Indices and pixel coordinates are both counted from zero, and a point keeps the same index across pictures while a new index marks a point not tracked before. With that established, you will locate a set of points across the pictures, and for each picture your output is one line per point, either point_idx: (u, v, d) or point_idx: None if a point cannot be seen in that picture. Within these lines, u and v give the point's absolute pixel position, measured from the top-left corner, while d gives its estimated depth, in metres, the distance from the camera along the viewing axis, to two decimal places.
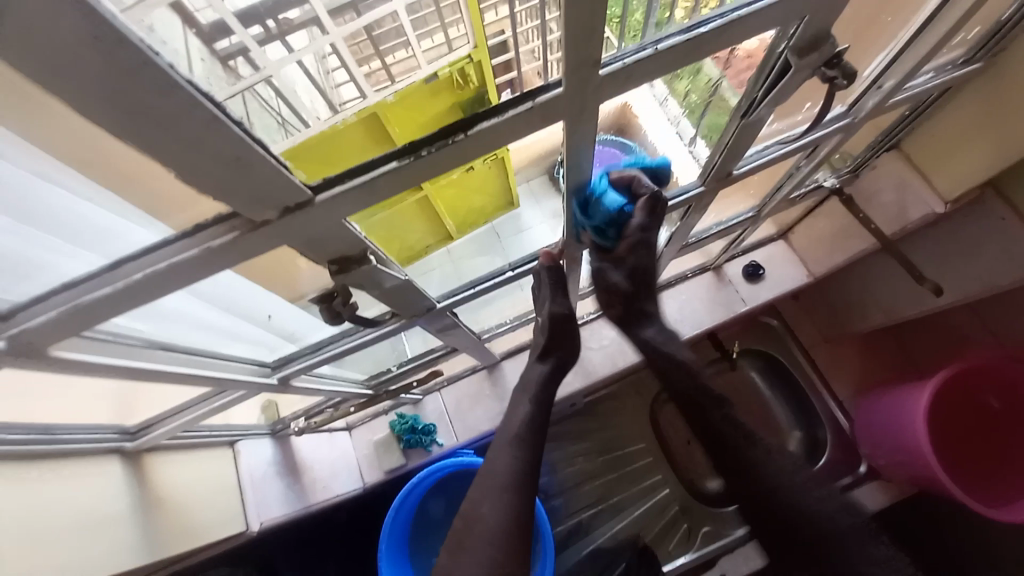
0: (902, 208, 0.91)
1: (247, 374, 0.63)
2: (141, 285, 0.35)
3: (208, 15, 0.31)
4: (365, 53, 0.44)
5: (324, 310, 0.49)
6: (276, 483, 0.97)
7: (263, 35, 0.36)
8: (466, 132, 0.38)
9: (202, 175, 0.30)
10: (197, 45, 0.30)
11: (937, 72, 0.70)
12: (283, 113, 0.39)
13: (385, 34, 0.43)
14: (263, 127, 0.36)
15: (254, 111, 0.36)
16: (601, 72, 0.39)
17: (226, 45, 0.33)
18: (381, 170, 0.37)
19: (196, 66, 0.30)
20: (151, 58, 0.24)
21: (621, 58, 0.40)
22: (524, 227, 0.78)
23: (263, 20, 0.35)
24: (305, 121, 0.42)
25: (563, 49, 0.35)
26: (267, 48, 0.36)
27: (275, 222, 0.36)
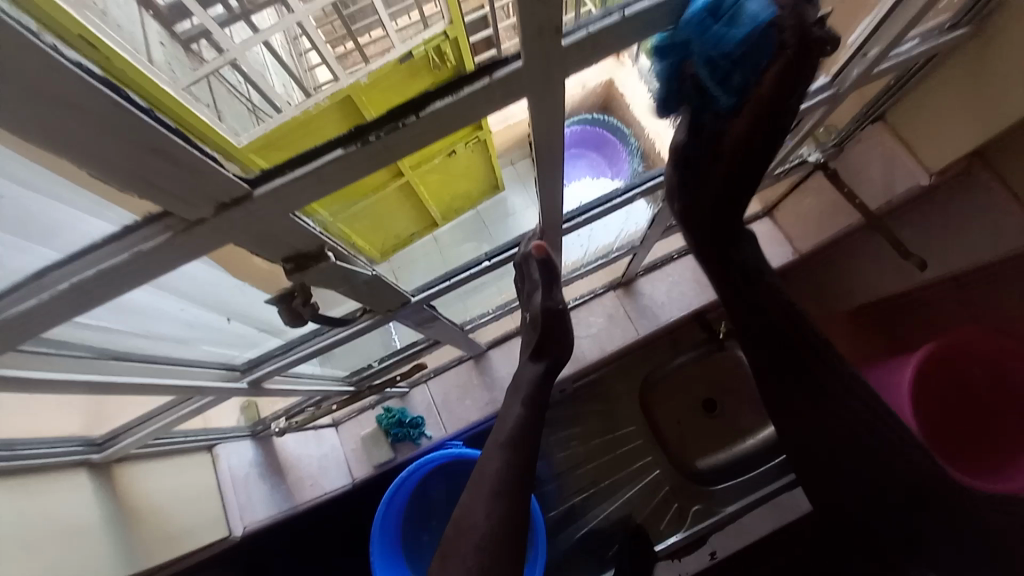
0: (889, 181, 0.89)
1: (214, 379, 0.61)
2: (70, 296, 0.33)
3: None
4: (337, 33, 0.36)
5: (284, 311, 0.46)
6: (260, 484, 0.96)
7: (225, 17, 0.31)
8: (417, 114, 0.36)
9: (116, 169, 0.27)
10: (155, 29, 0.29)
11: (922, 38, 0.69)
12: (253, 100, 0.36)
13: (359, 12, 0.35)
14: (232, 115, 0.35)
15: (220, 97, 0.34)
16: (563, 42, 0.36)
17: (187, 27, 0.31)
18: (326, 157, 0.34)
19: (154, 51, 0.29)
20: (34, 40, 0.20)
21: (584, 26, 0.37)
22: (509, 212, 0.75)
23: (224, 0, 0.30)
24: (277, 107, 0.37)
25: (519, 17, 0.32)
26: (231, 31, 0.32)
27: (212, 220, 0.33)
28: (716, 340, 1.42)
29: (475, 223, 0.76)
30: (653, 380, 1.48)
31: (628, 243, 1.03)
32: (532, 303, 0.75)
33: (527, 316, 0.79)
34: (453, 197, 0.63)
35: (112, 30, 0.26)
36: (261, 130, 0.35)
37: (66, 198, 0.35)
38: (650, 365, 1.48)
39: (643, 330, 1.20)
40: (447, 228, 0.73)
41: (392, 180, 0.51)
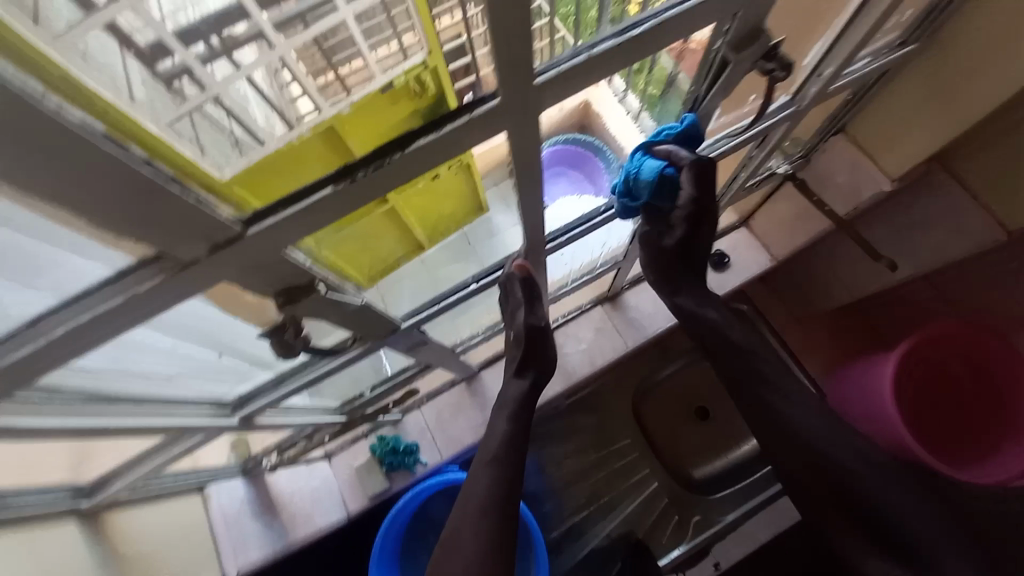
0: (854, 188, 0.93)
1: (205, 417, 0.60)
2: (64, 341, 0.33)
3: (145, 36, 0.26)
4: (318, 64, 0.33)
5: (275, 343, 0.46)
6: (253, 523, 0.95)
7: (206, 52, 0.28)
8: (402, 151, 0.38)
9: (112, 215, 0.29)
10: (135, 70, 0.27)
11: (873, 56, 0.74)
12: (235, 133, 0.33)
13: (339, 44, 0.32)
14: (215, 147, 0.32)
15: (206, 136, 0.31)
16: (538, 80, 0.39)
17: (168, 65, 0.28)
18: (318, 195, 0.36)
19: (136, 92, 0.27)
20: (40, 102, 0.22)
21: (557, 64, 0.40)
22: (495, 232, 0.73)
23: (205, 36, 0.28)
24: (259, 139, 0.34)
25: (492, 57, 0.34)
26: (212, 67, 0.29)
27: (204, 260, 0.34)
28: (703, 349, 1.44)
29: (461, 244, 0.74)
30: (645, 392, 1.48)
31: (611, 259, 1.06)
32: (514, 322, 0.76)
33: (510, 334, 0.80)
34: (439, 219, 0.63)
35: (87, 73, 0.24)
36: (247, 163, 0.33)
37: (65, 243, 0.33)
38: (641, 377, 1.48)
39: (633, 343, 1.22)
40: (435, 250, 0.71)
41: (376, 208, 0.50)
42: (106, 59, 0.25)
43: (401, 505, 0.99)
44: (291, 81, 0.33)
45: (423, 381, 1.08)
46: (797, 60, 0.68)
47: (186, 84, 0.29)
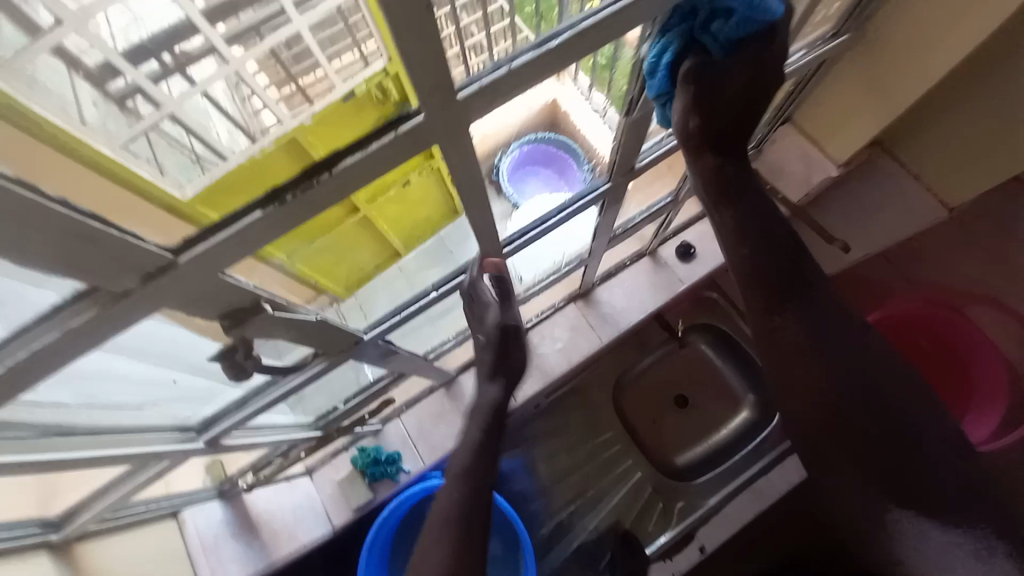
0: (803, 174, 0.97)
1: (168, 443, 0.60)
2: (4, 380, 0.33)
3: (94, 58, 0.28)
4: (280, 76, 0.36)
5: (226, 366, 0.46)
6: (231, 544, 0.92)
7: (158, 71, 0.31)
8: (330, 171, 0.39)
9: (33, 256, 0.28)
10: (86, 90, 0.29)
11: (809, 48, 0.74)
12: (196, 150, 0.36)
13: (300, 54, 0.34)
14: (175, 167, 0.36)
15: (162, 152, 0.35)
16: (460, 96, 0.40)
17: (120, 85, 0.30)
18: (245, 221, 0.36)
19: (85, 113, 0.30)
20: None
21: (477, 79, 0.41)
22: (469, 236, 0.73)
23: (158, 55, 0.30)
24: (223, 156, 0.38)
25: (411, 77, 0.35)
26: (164, 84, 0.32)
27: (138, 290, 0.34)
28: (676, 339, 1.47)
29: (437, 249, 0.75)
30: (624, 386, 1.50)
31: (578, 257, 1.08)
32: (484, 325, 0.77)
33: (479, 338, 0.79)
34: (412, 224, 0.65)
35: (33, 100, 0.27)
36: (208, 181, 0.38)
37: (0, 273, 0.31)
38: (619, 371, 1.51)
39: (606, 338, 1.24)
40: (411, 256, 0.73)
41: (347, 217, 0.54)
42: (55, 84, 0.28)
43: (386, 515, 0.99)
44: (252, 92, 0.35)
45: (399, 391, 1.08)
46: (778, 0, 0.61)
47: (141, 102, 0.32)
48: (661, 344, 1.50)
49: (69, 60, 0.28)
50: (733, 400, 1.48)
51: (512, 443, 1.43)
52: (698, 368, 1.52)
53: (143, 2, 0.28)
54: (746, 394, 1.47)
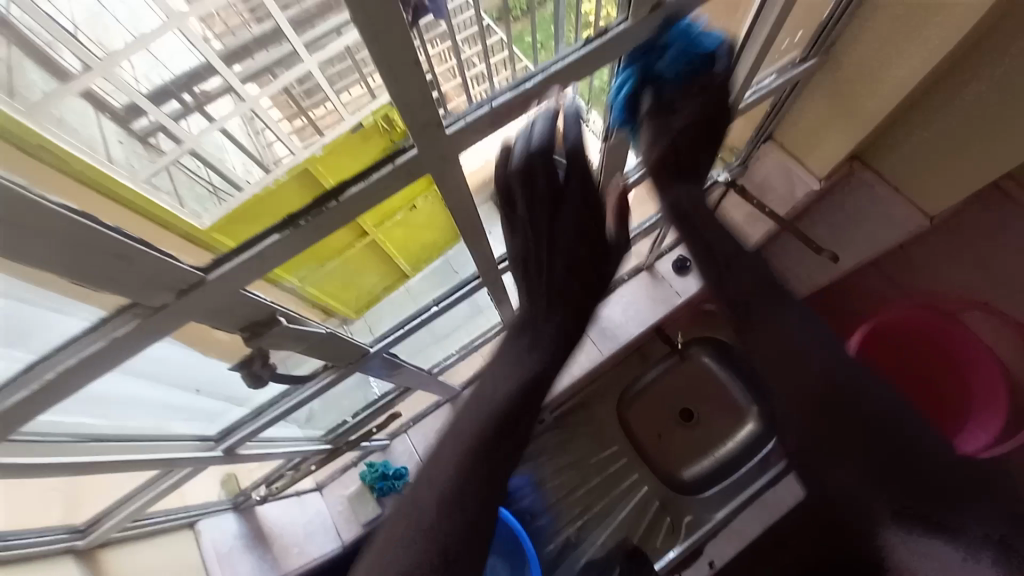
0: (789, 189, 1.01)
1: (190, 450, 0.64)
2: (57, 384, 0.38)
3: (121, 99, 0.36)
4: (290, 111, 0.44)
5: (244, 375, 0.51)
6: (246, 556, 0.93)
7: (179, 110, 0.39)
8: (337, 200, 0.44)
9: (89, 276, 0.33)
10: (111, 127, 0.36)
11: (779, 74, 0.82)
12: (213, 182, 0.44)
13: (304, 92, 0.43)
14: (192, 198, 0.43)
15: (181, 182, 0.42)
16: (448, 131, 0.45)
17: (144, 124, 0.38)
18: (265, 242, 0.41)
19: (114, 149, 0.37)
20: (25, 193, 0.27)
21: (464, 116, 0.47)
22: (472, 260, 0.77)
23: (180, 96, 0.38)
24: (237, 186, 0.45)
25: (404, 119, 0.41)
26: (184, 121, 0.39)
27: (172, 305, 0.38)
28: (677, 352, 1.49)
29: (443, 270, 0.80)
30: (627, 400, 1.52)
31: None
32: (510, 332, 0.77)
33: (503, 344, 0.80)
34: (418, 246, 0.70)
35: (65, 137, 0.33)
36: (223, 211, 0.44)
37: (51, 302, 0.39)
38: (622, 386, 1.52)
39: (607, 352, 1.28)
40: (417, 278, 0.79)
41: (358, 241, 0.60)
42: (89, 125, 0.35)
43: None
44: (262, 126, 0.43)
45: (405, 406, 1.12)
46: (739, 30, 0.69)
47: (163, 138, 0.39)
48: (663, 357, 1.52)
49: (101, 104, 0.35)
50: (737, 413, 1.49)
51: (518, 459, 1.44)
52: (700, 381, 1.53)
53: (168, 53, 0.36)
54: (750, 407, 1.48)
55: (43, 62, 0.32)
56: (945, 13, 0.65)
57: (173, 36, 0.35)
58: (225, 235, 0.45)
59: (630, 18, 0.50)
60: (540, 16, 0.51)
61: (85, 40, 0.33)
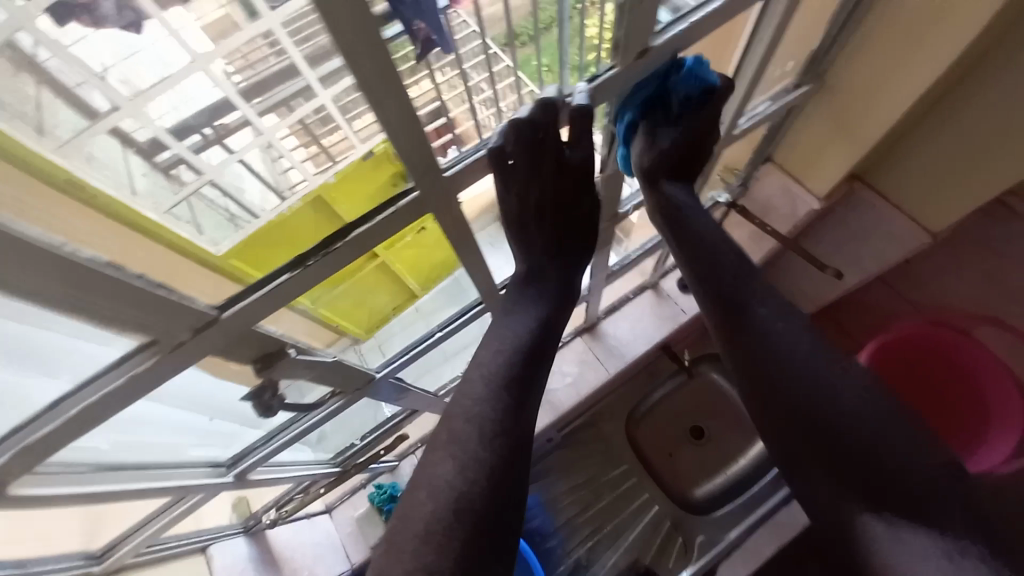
0: (790, 207, 1.02)
1: (204, 477, 0.66)
2: (80, 419, 0.40)
3: (145, 136, 0.36)
4: (304, 139, 0.45)
5: (256, 404, 0.53)
6: None
7: (201, 142, 0.39)
8: (343, 240, 0.46)
9: (113, 320, 0.35)
10: (136, 162, 0.36)
11: (773, 98, 0.85)
12: (230, 210, 0.45)
13: (319, 122, 0.44)
14: (211, 227, 0.44)
15: (200, 211, 0.43)
16: (447, 173, 0.49)
17: (166, 158, 0.38)
18: (276, 283, 0.43)
19: (138, 183, 0.37)
20: (59, 250, 0.29)
21: (461, 159, 0.51)
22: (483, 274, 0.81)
23: (202, 130, 0.38)
24: (252, 213, 0.47)
25: (405, 164, 0.43)
26: (206, 154, 0.39)
27: (189, 342, 0.41)
28: (685, 370, 1.48)
29: (453, 287, 0.82)
30: (635, 419, 1.51)
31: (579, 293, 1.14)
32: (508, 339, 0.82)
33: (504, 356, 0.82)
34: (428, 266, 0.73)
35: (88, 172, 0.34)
36: (242, 236, 0.47)
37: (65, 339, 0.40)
38: (630, 404, 1.52)
39: (613, 370, 1.28)
40: (427, 297, 0.81)
41: (367, 265, 0.62)
42: (114, 162, 0.35)
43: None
44: (280, 156, 0.44)
45: (413, 428, 1.13)
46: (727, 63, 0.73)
47: (184, 170, 0.40)
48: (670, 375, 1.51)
49: (126, 140, 0.35)
50: (749, 431, 1.47)
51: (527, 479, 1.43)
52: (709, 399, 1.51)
53: (193, 91, 0.35)
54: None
55: (69, 100, 0.32)
56: (935, 40, 0.66)
57: (198, 75, 0.35)
58: (242, 262, 0.49)
59: (617, 64, 0.52)
60: (545, 42, 0.53)
61: (111, 79, 0.32)
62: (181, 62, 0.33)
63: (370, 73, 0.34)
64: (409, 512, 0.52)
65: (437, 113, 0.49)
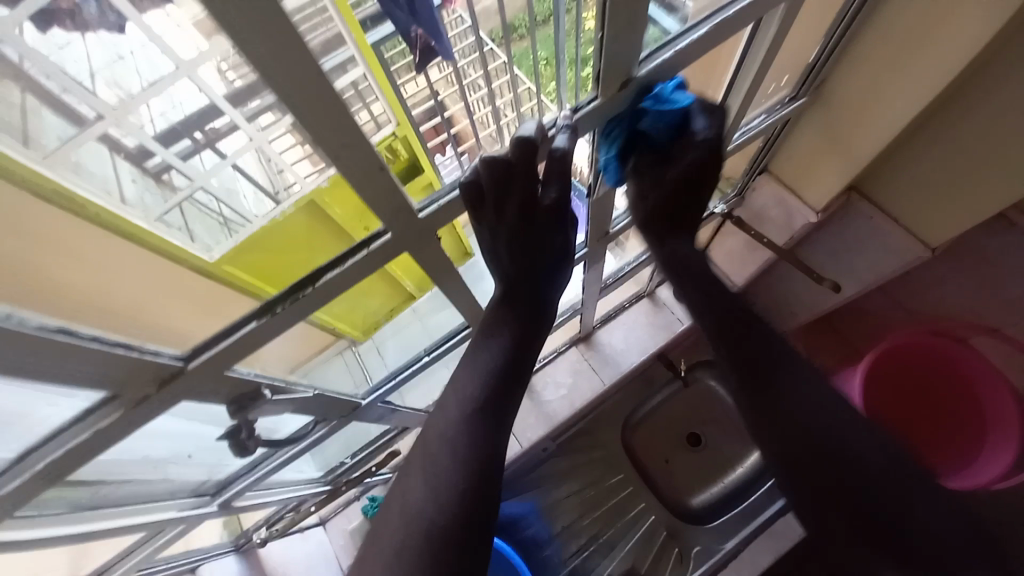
0: (786, 220, 1.00)
1: (184, 509, 0.66)
2: (45, 473, 0.39)
3: (131, 143, 0.43)
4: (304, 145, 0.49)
5: (231, 444, 0.52)
6: None
7: (191, 146, 0.45)
8: (313, 285, 0.44)
9: (71, 381, 0.34)
10: (125, 165, 0.46)
11: (768, 113, 0.83)
12: (224, 215, 0.55)
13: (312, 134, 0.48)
14: (206, 230, 0.57)
15: (192, 214, 0.54)
16: (421, 214, 0.47)
17: (155, 164, 0.46)
18: (241, 332, 0.42)
19: (128, 186, 0.48)
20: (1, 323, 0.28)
21: (437, 199, 0.50)
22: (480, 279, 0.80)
23: (190, 137, 0.45)
24: (246, 217, 0.57)
25: (376, 208, 0.42)
26: (195, 159, 0.47)
27: (155, 395, 0.40)
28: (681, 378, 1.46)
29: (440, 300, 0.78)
30: (631, 427, 1.50)
31: (574, 305, 1.13)
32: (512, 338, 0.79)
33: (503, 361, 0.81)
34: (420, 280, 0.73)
35: (75, 178, 0.44)
36: (234, 242, 0.59)
37: None
38: (627, 412, 1.51)
39: (608, 381, 1.27)
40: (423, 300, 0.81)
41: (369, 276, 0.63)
42: (103, 165, 0.45)
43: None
44: (274, 164, 0.50)
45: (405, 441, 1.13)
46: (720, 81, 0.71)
47: (172, 174, 0.48)
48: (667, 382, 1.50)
49: (116, 146, 0.43)
50: (746, 438, 1.46)
51: (521, 488, 1.43)
52: (707, 406, 1.50)
53: (178, 102, 0.41)
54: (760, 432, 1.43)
55: (58, 109, 0.39)
56: (927, 59, 0.65)
57: (184, 83, 0.39)
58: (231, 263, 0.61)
59: (599, 96, 0.51)
60: (541, 35, 0.51)
61: (97, 87, 0.38)
62: (168, 67, 0.37)
63: (331, 129, 0.33)
64: (382, 542, 0.50)
65: (432, 110, 0.55)
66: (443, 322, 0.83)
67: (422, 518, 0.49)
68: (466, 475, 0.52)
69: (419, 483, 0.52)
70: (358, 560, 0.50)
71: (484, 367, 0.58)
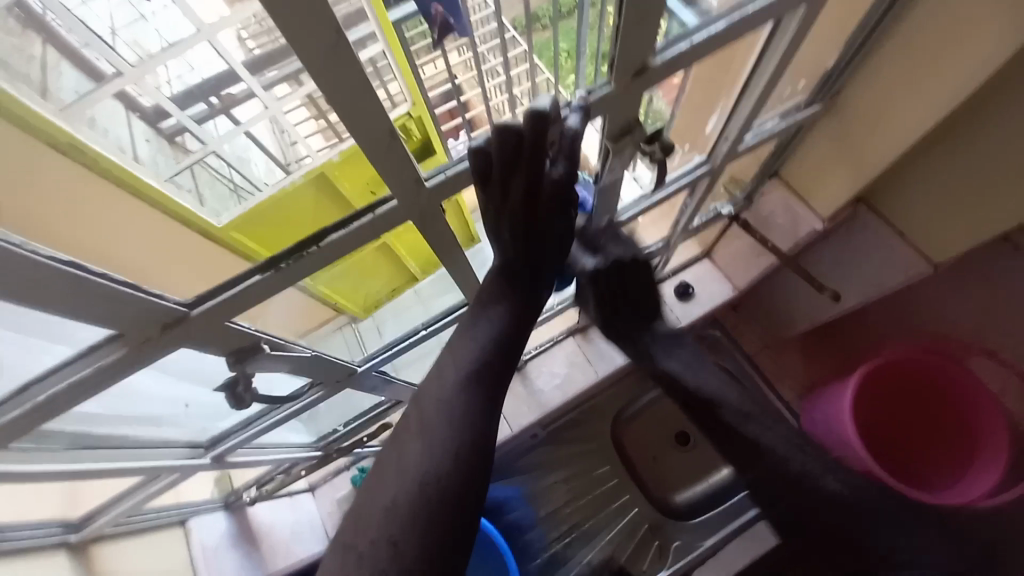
0: (793, 227, 1.00)
1: (179, 458, 0.67)
2: (48, 405, 0.40)
3: (147, 102, 0.45)
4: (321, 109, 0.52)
5: (229, 395, 0.54)
6: (233, 554, 0.95)
7: (208, 111, 0.47)
8: (317, 245, 0.46)
9: (77, 314, 0.35)
10: (140, 126, 0.46)
11: (782, 116, 0.83)
12: (235, 180, 0.55)
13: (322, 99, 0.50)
14: (216, 198, 0.54)
15: (204, 179, 0.52)
16: (427, 185, 0.49)
17: (170, 125, 0.47)
18: (243, 284, 0.43)
19: (142, 146, 0.46)
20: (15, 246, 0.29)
21: (444, 170, 0.52)
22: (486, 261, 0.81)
23: (206, 100, 0.46)
24: (256, 186, 0.56)
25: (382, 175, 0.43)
26: (214, 123, 0.48)
27: (157, 338, 0.41)
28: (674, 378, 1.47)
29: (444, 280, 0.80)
30: (622, 422, 1.52)
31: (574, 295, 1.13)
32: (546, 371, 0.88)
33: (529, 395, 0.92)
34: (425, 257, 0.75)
35: (92, 135, 0.42)
36: (240, 210, 0.55)
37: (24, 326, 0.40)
38: (619, 406, 1.52)
39: (602, 373, 1.28)
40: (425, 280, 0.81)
41: (369, 248, 0.63)
42: (118, 122, 0.44)
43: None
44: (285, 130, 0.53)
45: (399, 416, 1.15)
46: (733, 78, 0.72)
47: (186, 137, 0.48)
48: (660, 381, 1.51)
49: (132, 105, 0.45)
50: None
51: (509, 473, 1.44)
52: None
53: (198, 61, 0.43)
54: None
55: (78, 64, 0.41)
56: (946, 74, 0.65)
57: (203, 45, 0.42)
58: (242, 235, 0.56)
59: (611, 83, 0.51)
60: (564, 27, 0.53)
61: (122, 41, 0.41)
62: (188, 30, 0.40)
63: (346, 89, 0.33)
64: (366, 502, 0.51)
65: (447, 95, 0.56)
66: (445, 302, 0.83)
67: (412, 481, 0.50)
68: (453, 445, 0.53)
69: (408, 450, 0.53)
70: (343, 518, 0.51)
71: (482, 337, 0.60)
